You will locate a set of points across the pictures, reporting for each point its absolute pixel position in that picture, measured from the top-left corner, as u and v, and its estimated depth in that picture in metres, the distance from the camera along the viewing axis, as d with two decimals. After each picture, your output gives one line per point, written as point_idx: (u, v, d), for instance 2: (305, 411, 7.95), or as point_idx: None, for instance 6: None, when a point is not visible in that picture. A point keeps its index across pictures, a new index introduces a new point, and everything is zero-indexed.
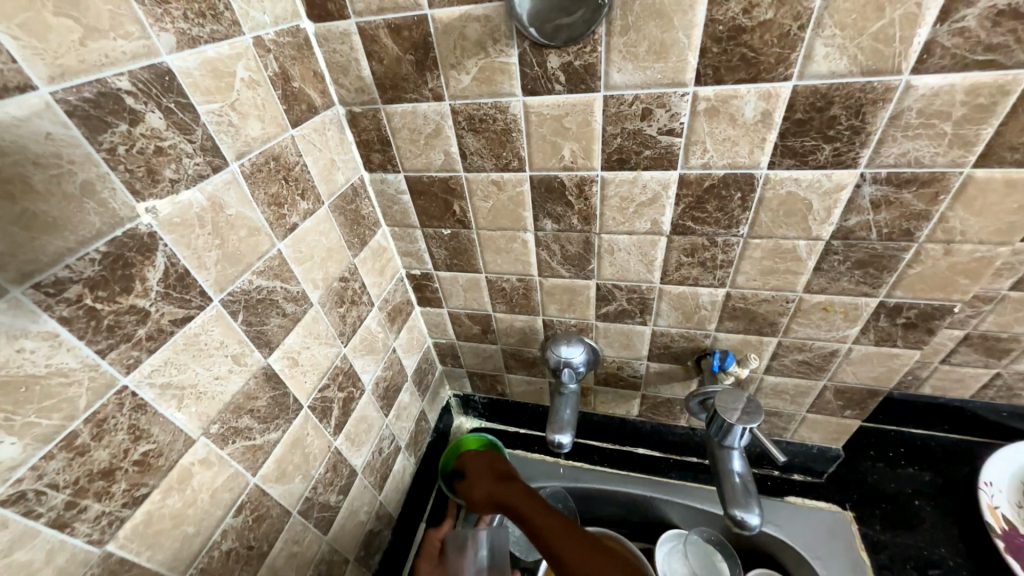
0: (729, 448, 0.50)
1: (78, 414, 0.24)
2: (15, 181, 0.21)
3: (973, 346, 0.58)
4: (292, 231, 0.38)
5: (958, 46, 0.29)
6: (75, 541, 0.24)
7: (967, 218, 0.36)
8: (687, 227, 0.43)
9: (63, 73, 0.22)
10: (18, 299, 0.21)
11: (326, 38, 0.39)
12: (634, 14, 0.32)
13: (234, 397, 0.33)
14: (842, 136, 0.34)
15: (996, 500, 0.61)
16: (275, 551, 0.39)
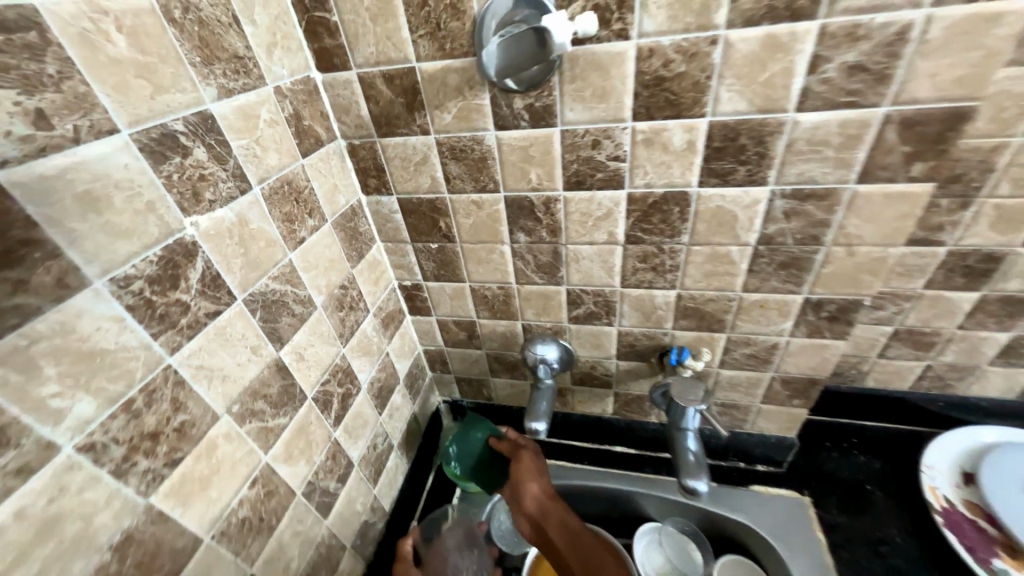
0: (684, 430, 0.56)
1: (136, 384, 0.29)
2: (103, 199, 0.27)
3: (903, 340, 0.66)
4: (301, 243, 0.45)
5: (828, 91, 0.37)
6: (128, 491, 0.29)
7: (861, 224, 0.44)
8: (638, 237, 0.51)
9: (138, 119, 0.29)
10: (100, 288, 0.27)
11: (331, 85, 0.47)
12: (580, 67, 0.41)
13: (252, 382, 0.39)
14: (751, 160, 0.42)
15: (937, 481, 0.66)
16: (282, 526, 0.43)
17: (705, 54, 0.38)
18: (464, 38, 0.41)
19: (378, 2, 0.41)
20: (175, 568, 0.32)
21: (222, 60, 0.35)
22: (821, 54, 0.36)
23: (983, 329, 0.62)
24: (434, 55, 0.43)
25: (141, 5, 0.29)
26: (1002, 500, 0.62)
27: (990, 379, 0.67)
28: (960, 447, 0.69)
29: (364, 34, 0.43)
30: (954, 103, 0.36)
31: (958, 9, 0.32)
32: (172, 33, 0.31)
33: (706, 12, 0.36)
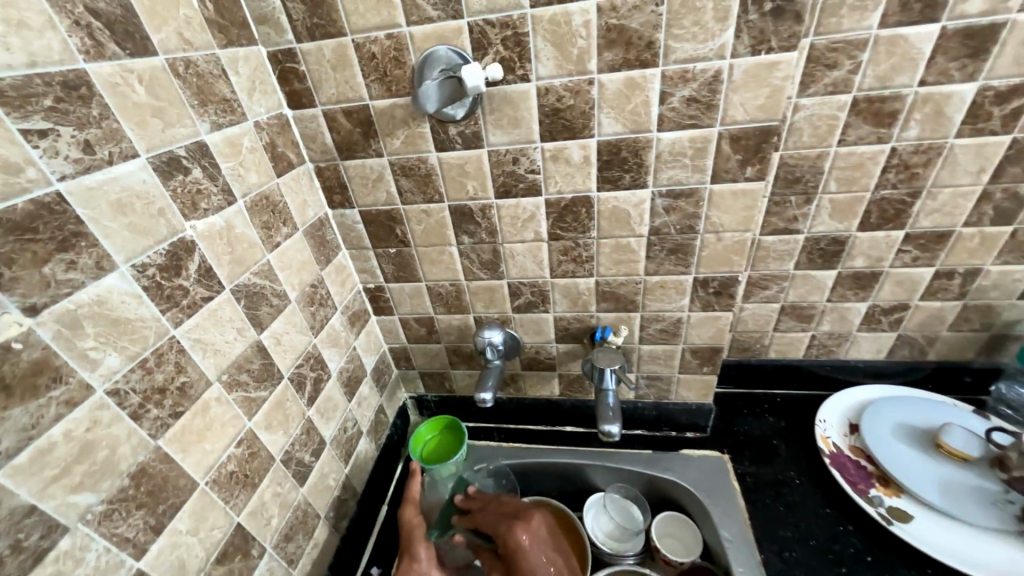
0: (605, 390, 0.66)
1: (149, 348, 0.38)
2: (128, 206, 0.37)
3: (789, 315, 0.79)
4: (277, 247, 0.54)
5: (676, 117, 0.51)
6: (142, 431, 0.37)
7: (721, 215, 0.57)
8: (559, 234, 0.62)
9: (154, 147, 0.39)
10: (125, 272, 0.36)
11: (300, 119, 0.58)
12: (497, 102, 0.53)
13: (237, 357, 0.48)
14: (633, 169, 0.55)
15: (828, 432, 0.78)
16: (263, 485, 0.51)
17: (587, 91, 0.51)
18: (406, 82, 0.53)
19: (337, 55, 0.52)
20: (177, 502, 0.40)
21: (214, 102, 0.45)
22: (665, 91, 0.50)
23: (847, 301, 0.76)
24: (383, 94, 0.54)
25: (156, 65, 0.39)
26: (878, 440, 0.73)
27: (862, 344, 0.81)
28: (846, 404, 0.82)
29: (327, 79, 0.54)
30: (761, 123, 0.50)
31: (748, 60, 0.47)
32: (178, 84, 0.41)
33: (582, 61, 0.49)
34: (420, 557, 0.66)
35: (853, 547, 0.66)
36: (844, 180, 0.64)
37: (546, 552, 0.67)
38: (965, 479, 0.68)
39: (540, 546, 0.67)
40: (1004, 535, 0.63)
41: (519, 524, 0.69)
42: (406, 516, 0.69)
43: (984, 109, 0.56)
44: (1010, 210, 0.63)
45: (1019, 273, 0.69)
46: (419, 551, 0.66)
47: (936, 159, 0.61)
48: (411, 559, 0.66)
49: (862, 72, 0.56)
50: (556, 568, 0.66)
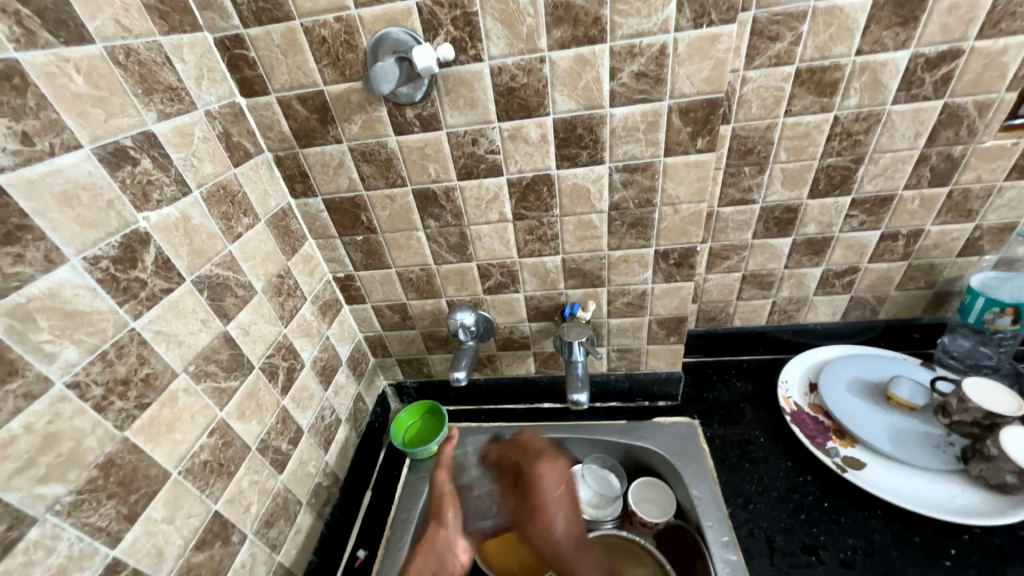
0: (574, 362, 0.69)
1: (108, 339, 0.38)
2: (74, 197, 0.36)
3: (751, 283, 0.82)
4: (238, 237, 0.54)
5: (627, 91, 0.52)
6: (107, 423, 0.38)
7: (677, 188, 0.59)
8: (523, 213, 0.64)
9: (97, 137, 0.38)
10: (76, 264, 0.36)
11: (254, 107, 0.57)
12: (452, 83, 0.54)
13: (203, 348, 0.48)
14: (589, 146, 0.57)
15: (789, 391, 0.82)
16: (239, 474, 0.52)
17: (539, 69, 0.52)
18: (359, 65, 0.53)
19: (286, 41, 0.52)
20: (149, 492, 0.41)
21: (159, 91, 0.44)
22: (615, 66, 0.51)
23: (803, 267, 0.79)
24: (337, 79, 0.54)
25: (94, 53, 0.39)
26: (833, 396, 0.78)
27: (819, 308, 0.85)
28: (806, 365, 0.86)
29: (278, 65, 0.54)
30: (708, 95, 0.52)
31: (692, 33, 0.48)
32: (119, 73, 0.41)
33: (532, 39, 0.50)
34: (447, 521, 0.69)
35: (811, 495, 0.70)
36: (793, 150, 0.67)
37: (566, 508, 0.68)
38: (911, 426, 0.73)
39: (557, 484, 0.70)
40: (945, 475, 0.68)
41: (541, 459, 0.72)
42: (438, 481, 0.70)
43: (916, 75, 0.59)
44: (946, 171, 0.67)
45: (957, 232, 0.73)
46: (448, 517, 0.69)
47: (876, 125, 0.64)
48: (438, 521, 0.69)
49: (803, 43, 0.58)
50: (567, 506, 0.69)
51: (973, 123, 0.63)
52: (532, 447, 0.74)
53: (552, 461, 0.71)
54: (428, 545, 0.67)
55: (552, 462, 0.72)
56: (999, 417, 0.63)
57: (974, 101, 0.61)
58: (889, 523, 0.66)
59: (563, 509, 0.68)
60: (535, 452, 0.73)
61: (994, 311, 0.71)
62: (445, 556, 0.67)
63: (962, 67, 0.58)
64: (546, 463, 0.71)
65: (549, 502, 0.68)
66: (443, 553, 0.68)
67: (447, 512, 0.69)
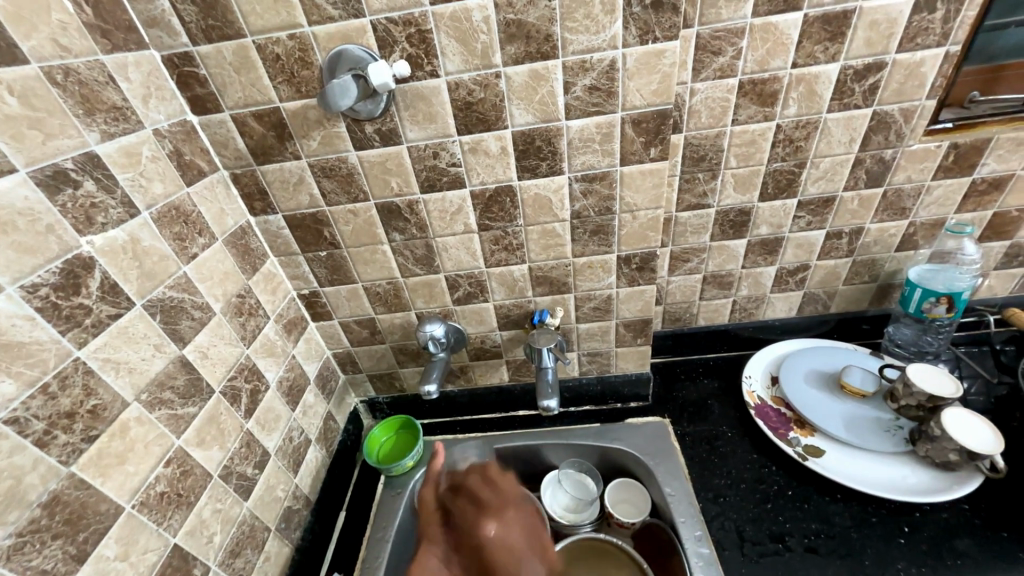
0: (545, 368, 0.70)
1: (49, 370, 0.36)
2: (9, 223, 0.35)
3: (712, 284, 0.86)
4: (193, 258, 0.52)
5: (581, 104, 0.54)
6: (50, 459, 0.36)
7: (634, 195, 0.62)
8: (487, 224, 0.64)
9: (34, 160, 0.37)
10: (12, 293, 0.35)
11: (208, 125, 0.56)
12: (410, 98, 0.54)
13: (157, 374, 0.46)
14: (549, 157, 0.58)
15: (753, 386, 0.86)
16: (200, 503, 0.50)
17: (495, 84, 0.53)
18: (315, 82, 0.53)
19: (238, 58, 0.51)
20: (100, 528, 0.39)
21: (103, 110, 0.43)
22: (568, 81, 0.53)
23: (759, 266, 0.83)
24: (294, 96, 0.54)
25: (29, 74, 0.37)
26: (793, 388, 0.81)
27: (776, 305, 0.89)
28: (767, 360, 0.90)
29: (231, 83, 0.53)
30: (657, 107, 0.54)
31: (638, 49, 0.51)
32: (58, 93, 0.39)
33: (487, 56, 0.51)
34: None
35: (777, 485, 0.73)
36: (742, 156, 0.71)
37: (525, 552, 0.55)
38: (865, 413, 0.77)
39: (512, 536, 0.57)
40: (896, 457, 0.72)
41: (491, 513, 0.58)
42: (425, 517, 0.73)
43: (847, 86, 0.64)
44: (879, 173, 0.72)
45: (894, 228, 0.79)
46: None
47: (815, 132, 0.68)
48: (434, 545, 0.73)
49: (743, 57, 0.62)
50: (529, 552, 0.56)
51: (899, 128, 0.68)
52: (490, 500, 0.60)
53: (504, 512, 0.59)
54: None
55: (498, 472, 0.66)
56: (940, 399, 0.68)
57: (899, 109, 0.66)
58: (848, 506, 0.69)
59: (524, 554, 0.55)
60: (492, 502, 0.60)
61: (931, 301, 0.77)
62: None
63: (886, 77, 0.63)
64: (506, 484, 0.64)
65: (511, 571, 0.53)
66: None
67: None
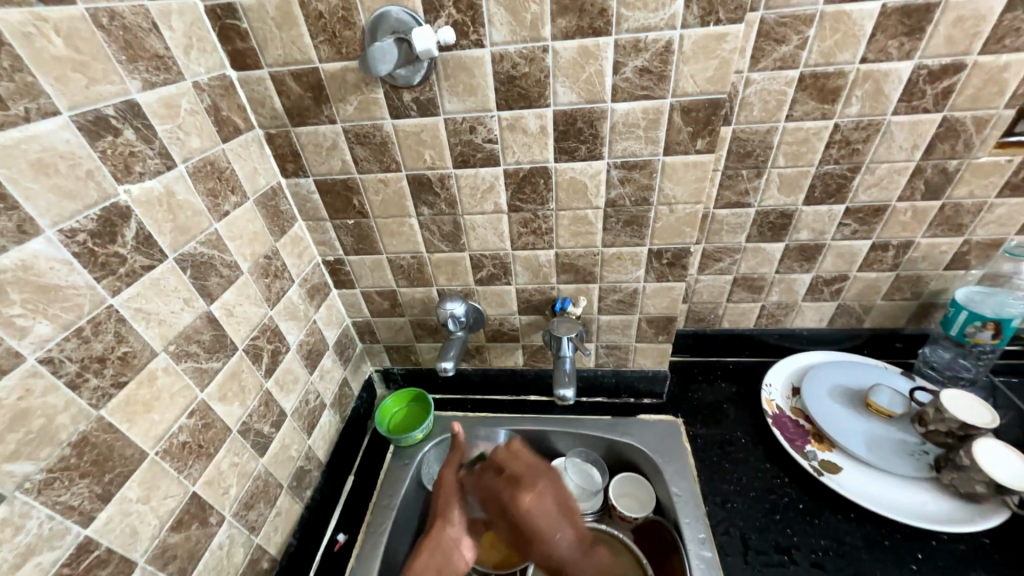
0: (563, 357, 0.69)
1: (84, 315, 0.37)
2: (51, 166, 0.35)
3: (741, 286, 0.83)
4: (225, 216, 0.52)
5: (630, 87, 0.52)
6: (81, 401, 0.37)
7: (674, 188, 0.59)
8: (518, 206, 0.63)
9: (77, 104, 0.37)
10: (51, 236, 0.35)
11: (246, 81, 0.55)
12: (451, 68, 0.52)
13: (185, 328, 0.47)
14: (589, 140, 0.56)
15: (772, 395, 0.83)
16: (219, 456, 0.51)
17: (541, 59, 0.51)
18: (356, 44, 0.51)
19: (280, 13, 0.50)
20: (125, 471, 0.40)
21: (145, 58, 0.43)
22: (619, 60, 0.50)
23: (794, 273, 0.80)
24: (333, 57, 0.52)
25: (75, 15, 0.37)
26: (815, 401, 0.79)
27: (807, 314, 0.86)
28: (789, 369, 0.87)
29: (272, 39, 0.52)
30: (710, 95, 0.51)
31: (698, 31, 0.48)
32: (102, 37, 0.39)
33: (535, 28, 0.49)
34: (452, 518, 0.69)
35: (788, 497, 0.72)
36: (792, 155, 0.67)
37: (555, 513, 0.62)
38: (888, 434, 0.74)
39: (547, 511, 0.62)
40: (918, 482, 0.69)
41: (525, 487, 0.64)
42: (445, 479, 0.73)
43: (918, 87, 0.59)
44: (940, 184, 0.68)
45: (946, 245, 0.74)
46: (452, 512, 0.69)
47: (875, 135, 0.64)
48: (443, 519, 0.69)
49: (808, 48, 0.58)
50: (563, 522, 0.62)
51: (969, 138, 0.63)
52: (513, 472, 0.66)
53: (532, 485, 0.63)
54: (434, 543, 0.67)
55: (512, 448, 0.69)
56: (973, 429, 0.65)
57: (973, 116, 0.61)
58: (860, 526, 0.67)
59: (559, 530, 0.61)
60: (525, 476, 0.65)
61: (976, 325, 0.73)
62: (451, 552, 0.67)
63: (963, 81, 0.58)
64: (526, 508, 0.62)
65: (545, 529, 0.61)
66: (449, 551, 0.68)
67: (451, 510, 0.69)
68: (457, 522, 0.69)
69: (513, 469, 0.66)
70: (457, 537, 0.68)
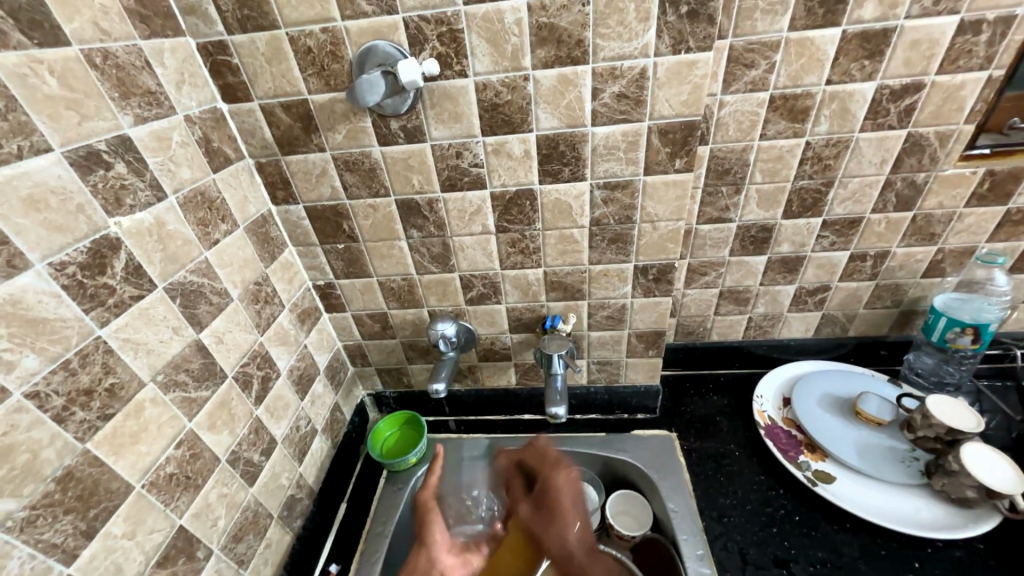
0: (554, 374, 0.69)
1: (71, 347, 0.37)
2: (42, 201, 0.35)
3: (728, 299, 0.84)
4: (215, 244, 0.53)
5: (608, 111, 0.54)
6: (67, 434, 0.37)
7: (656, 206, 0.61)
8: (506, 226, 0.64)
9: (70, 141, 0.38)
10: (41, 270, 0.35)
11: (236, 113, 0.56)
12: (437, 96, 0.54)
13: (174, 357, 0.47)
14: (572, 162, 0.58)
15: (764, 405, 0.84)
16: (208, 486, 0.50)
17: (523, 87, 0.53)
18: (344, 76, 0.53)
19: (270, 49, 0.52)
20: (110, 506, 0.40)
21: (137, 95, 0.44)
22: (597, 87, 0.52)
23: (778, 284, 0.82)
24: (322, 89, 0.54)
25: (69, 56, 0.38)
26: (805, 410, 0.80)
27: (793, 324, 0.87)
28: (779, 380, 0.88)
29: (262, 72, 0.53)
30: (685, 118, 0.54)
31: (670, 58, 0.50)
32: (95, 76, 0.40)
33: (516, 58, 0.51)
34: (431, 541, 0.70)
35: (783, 508, 0.72)
36: (768, 172, 0.69)
37: (577, 500, 0.68)
38: (878, 441, 0.75)
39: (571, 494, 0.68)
40: (910, 489, 0.70)
41: (560, 469, 0.71)
42: (422, 499, 0.73)
43: (882, 106, 0.62)
44: (910, 196, 0.70)
45: (921, 254, 0.76)
46: (432, 533, 0.71)
47: (845, 151, 0.67)
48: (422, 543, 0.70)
49: (776, 72, 0.61)
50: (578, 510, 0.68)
51: (934, 151, 0.66)
52: (549, 457, 0.73)
53: (563, 467, 0.71)
54: (413, 568, 0.67)
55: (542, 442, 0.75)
56: (959, 433, 0.66)
57: (935, 132, 0.64)
58: (856, 535, 0.67)
59: (575, 516, 0.67)
60: (556, 464, 0.72)
61: (956, 331, 0.75)
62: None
63: (924, 99, 0.62)
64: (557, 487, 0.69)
65: (566, 511, 0.67)
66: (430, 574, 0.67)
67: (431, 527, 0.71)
68: (433, 545, 0.69)
69: (541, 455, 0.74)
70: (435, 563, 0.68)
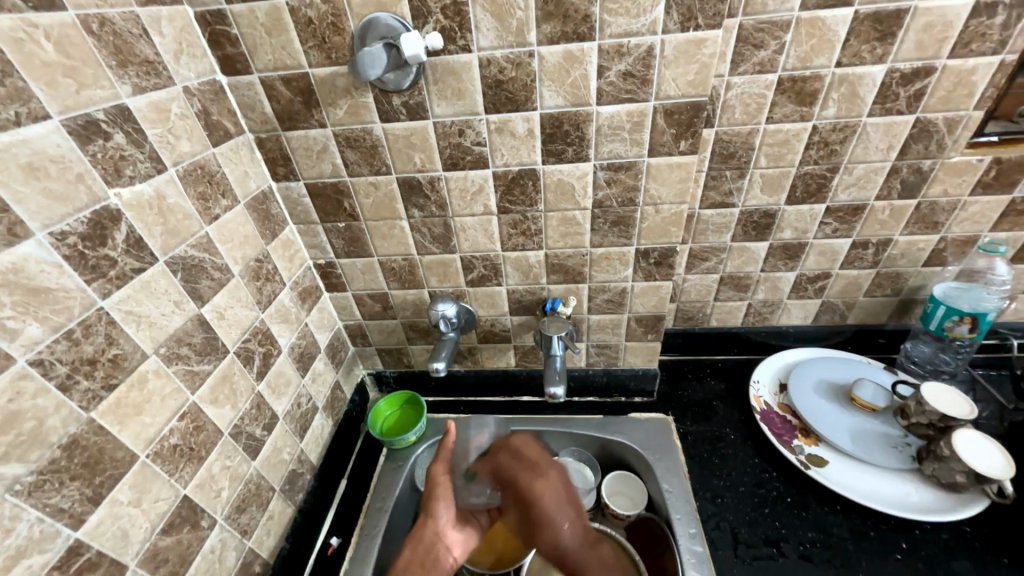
0: (553, 356, 0.70)
1: (74, 317, 0.37)
2: (41, 170, 0.35)
3: (728, 285, 0.84)
4: (215, 219, 0.53)
5: (614, 90, 0.53)
6: (71, 403, 0.37)
7: (659, 189, 0.60)
8: (508, 207, 0.64)
9: (68, 108, 0.37)
10: (42, 239, 0.35)
11: (236, 86, 0.55)
12: (440, 72, 0.53)
13: (176, 331, 0.47)
14: (575, 143, 0.57)
15: (760, 391, 0.85)
16: (211, 458, 0.51)
17: (527, 63, 0.52)
18: (346, 49, 0.52)
19: (270, 19, 0.51)
20: (115, 474, 0.40)
21: (135, 64, 0.43)
22: (603, 64, 0.52)
23: (779, 271, 0.82)
24: (323, 62, 0.53)
25: (65, 21, 0.37)
26: (801, 396, 0.81)
27: (792, 311, 0.88)
28: (777, 366, 0.89)
29: (262, 44, 0.52)
30: (691, 98, 0.53)
31: (679, 36, 0.49)
32: (92, 42, 0.39)
33: (522, 33, 0.50)
34: (437, 516, 0.68)
35: (776, 490, 0.73)
36: (773, 156, 0.69)
37: (564, 496, 0.61)
38: (873, 427, 0.76)
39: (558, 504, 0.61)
40: (902, 474, 0.71)
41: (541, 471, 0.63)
42: (434, 476, 0.70)
43: (891, 90, 0.61)
44: (915, 184, 0.70)
45: (923, 242, 0.76)
46: (438, 509, 0.68)
47: (852, 136, 0.66)
48: (429, 515, 0.68)
49: (786, 53, 0.60)
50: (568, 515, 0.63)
51: (942, 138, 0.65)
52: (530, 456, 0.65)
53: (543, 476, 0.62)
54: (418, 540, 0.67)
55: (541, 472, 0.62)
56: (952, 420, 0.67)
57: (944, 118, 0.63)
58: (847, 517, 0.69)
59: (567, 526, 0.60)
60: (539, 461, 0.64)
61: (954, 319, 0.75)
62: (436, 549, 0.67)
63: (934, 84, 0.61)
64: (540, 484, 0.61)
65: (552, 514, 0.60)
66: (433, 546, 0.67)
67: (436, 503, 0.68)
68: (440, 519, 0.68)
69: (529, 454, 0.65)
70: (439, 537, 0.67)
